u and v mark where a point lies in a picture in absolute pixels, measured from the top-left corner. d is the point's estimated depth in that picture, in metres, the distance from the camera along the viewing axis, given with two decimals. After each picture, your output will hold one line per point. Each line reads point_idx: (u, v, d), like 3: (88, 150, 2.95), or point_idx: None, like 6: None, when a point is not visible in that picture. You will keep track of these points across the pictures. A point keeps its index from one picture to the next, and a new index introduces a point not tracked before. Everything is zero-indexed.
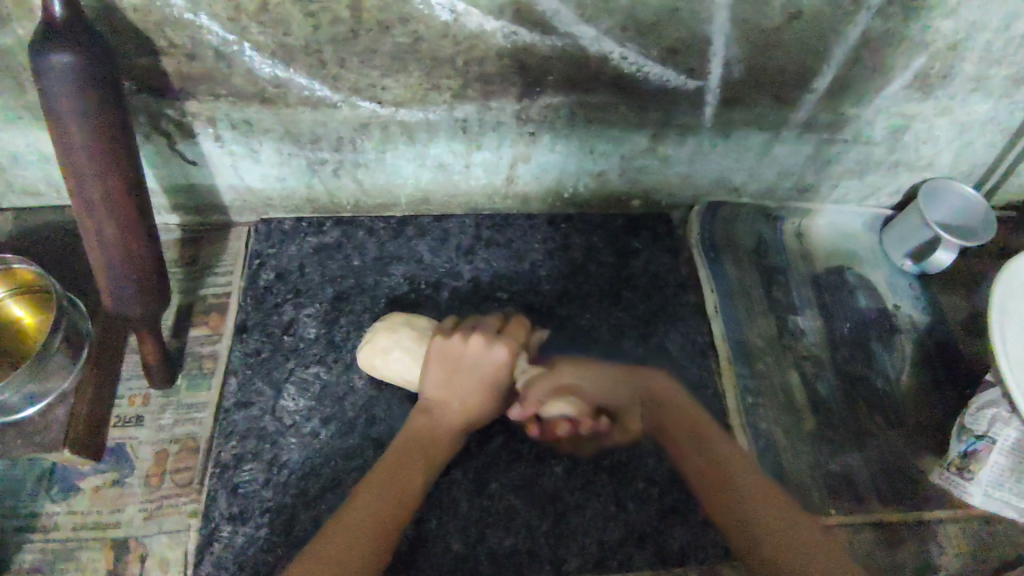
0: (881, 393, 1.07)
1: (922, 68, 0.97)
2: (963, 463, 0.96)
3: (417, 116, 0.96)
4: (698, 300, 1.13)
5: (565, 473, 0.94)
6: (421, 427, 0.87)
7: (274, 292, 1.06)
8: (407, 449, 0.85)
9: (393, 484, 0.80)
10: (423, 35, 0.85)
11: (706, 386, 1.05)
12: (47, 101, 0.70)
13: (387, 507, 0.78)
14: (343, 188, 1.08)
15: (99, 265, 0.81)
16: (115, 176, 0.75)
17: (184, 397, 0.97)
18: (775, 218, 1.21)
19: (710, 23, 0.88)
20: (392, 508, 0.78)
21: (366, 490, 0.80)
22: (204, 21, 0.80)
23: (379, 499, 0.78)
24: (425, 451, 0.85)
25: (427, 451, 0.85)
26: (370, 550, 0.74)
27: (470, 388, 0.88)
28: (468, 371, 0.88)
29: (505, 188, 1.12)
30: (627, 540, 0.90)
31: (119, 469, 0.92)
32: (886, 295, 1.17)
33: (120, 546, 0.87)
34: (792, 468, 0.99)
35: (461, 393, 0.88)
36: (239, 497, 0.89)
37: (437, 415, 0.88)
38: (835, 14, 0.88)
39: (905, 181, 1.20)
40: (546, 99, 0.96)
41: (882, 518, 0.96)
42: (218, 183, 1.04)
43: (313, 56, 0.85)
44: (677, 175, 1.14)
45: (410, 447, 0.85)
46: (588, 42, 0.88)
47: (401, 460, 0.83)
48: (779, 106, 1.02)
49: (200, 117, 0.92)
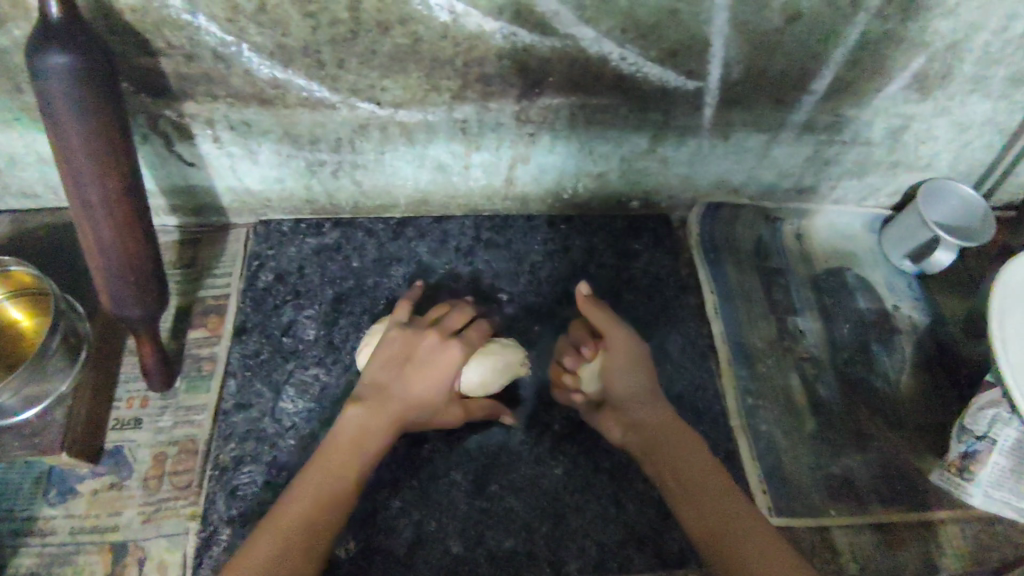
0: (880, 394, 1.07)
1: (921, 68, 0.97)
2: (963, 463, 0.96)
3: (416, 117, 0.96)
4: (698, 301, 1.13)
5: (565, 474, 0.93)
6: (353, 423, 0.82)
7: (273, 294, 1.06)
8: (335, 451, 0.80)
9: (319, 490, 0.76)
10: (421, 36, 0.84)
11: (706, 388, 1.05)
12: (44, 103, 0.69)
13: (312, 516, 0.74)
14: (342, 189, 1.08)
15: (97, 268, 0.80)
16: (112, 177, 0.75)
17: (182, 399, 0.97)
18: (774, 219, 1.21)
19: (710, 24, 0.88)
20: (318, 518, 0.74)
21: (298, 492, 0.76)
22: (202, 22, 0.80)
23: (306, 509, 0.74)
24: (354, 455, 0.80)
25: (360, 448, 0.81)
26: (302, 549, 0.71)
27: (416, 382, 0.85)
28: (417, 366, 0.86)
29: (505, 189, 1.12)
30: (627, 542, 0.89)
31: (118, 472, 0.91)
32: (885, 296, 1.17)
33: (118, 550, 0.86)
34: (792, 470, 0.99)
35: (404, 387, 0.85)
36: (237, 500, 0.89)
37: (376, 407, 0.83)
38: (835, 15, 0.88)
39: (904, 182, 1.20)
40: (546, 100, 0.96)
41: (882, 519, 0.96)
42: (216, 185, 1.04)
43: (312, 57, 0.85)
44: (676, 177, 1.14)
45: (338, 449, 0.80)
46: (587, 42, 0.88)
47: (330, 465, 0.79)
48: (778, 106, 1.02)
49: (199, 118, 0.92)
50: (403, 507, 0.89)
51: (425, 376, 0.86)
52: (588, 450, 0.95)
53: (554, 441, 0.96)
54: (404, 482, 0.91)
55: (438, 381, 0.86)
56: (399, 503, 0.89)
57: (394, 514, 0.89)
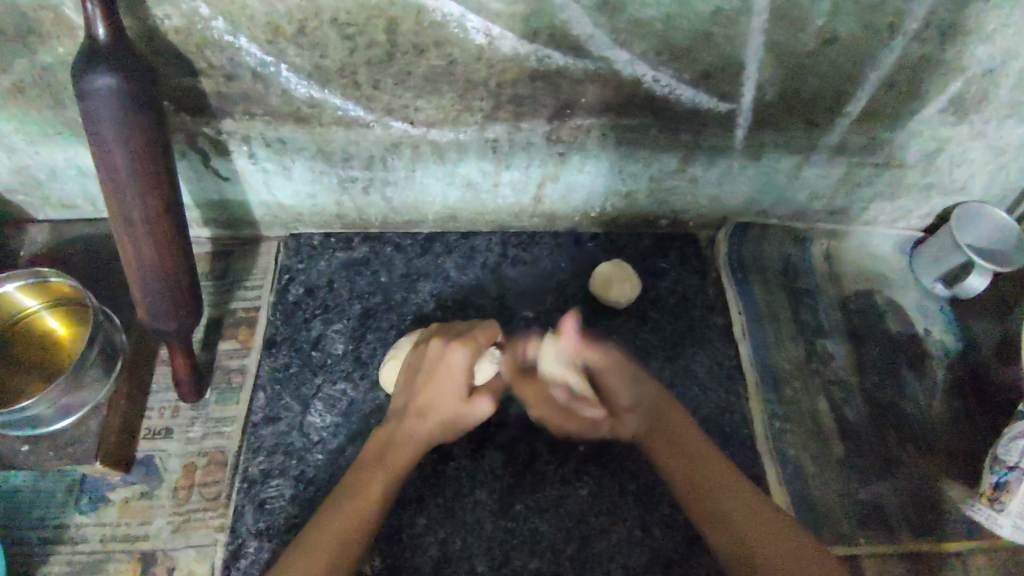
0: (911, 420, 1.05)
1: (958, 92, 0.96)
2: (994, 494, 0.94)
3: (448, 136, 0.97)
4: (726, 322, 1.12)
5: (590, 495, 0.93)
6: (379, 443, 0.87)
7: (303, 307, 1.07)
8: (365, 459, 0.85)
9: (350, 502, 0.80)
10: (456, 58, 0.85)
11: (733, 410, 1.04)
12: (91, 123, 0.71)
13: (349, 517, 0.78)
14: (373, 205, 1.09)
15: (135, 283, 0.82)
16: (153, 195, 0.77)
17: (213, 410, 0.98)
18: (803, 240, 1.20)
19: (744, 47, 0.88)
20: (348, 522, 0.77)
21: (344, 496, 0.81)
22: (243, 43, 0.81)
23: (346, 511, 0.78)
24: (387, 458, 0.85)
25: (386, 458, 0.85)
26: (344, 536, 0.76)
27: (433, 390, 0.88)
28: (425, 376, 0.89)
29: (532, 207, 1.13)
30: (653, 566, 0.89)
31: (148, 482, 0.93)
32: (917, 320, 1.16)
33: (147, 559, 0.87)
34: (820, 495, 0.97)
35: (419, 401, 0.88)
36: (265, 513, 0.90)
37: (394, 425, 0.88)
38: (870, 39, 0.88)
39: (938, 204, 1.19)
40: (577, 120, 0.96)
41: (913, 549, 0.94)
42: (250, 199, 1.06)
43: (348, 78, 0.86)
44: (705, 196, 1.14)
45: (365, 470, 0.84)
46: (620, 65, 0.88)
47: (358, 479, 0.83)
48: (811, 128, 1.01)
49: (235, 135, 0.93)
50: (429, 525, 0.90)
51: (433, 386, 0.88)
52: (614, 471, 0.95)
53: (580, 461, 0.95)
54: (429, 499, 0.91)
55: (453, 384, 0.88)
56: (425, 521, 0.90)
57: (420, 531, 0.89)
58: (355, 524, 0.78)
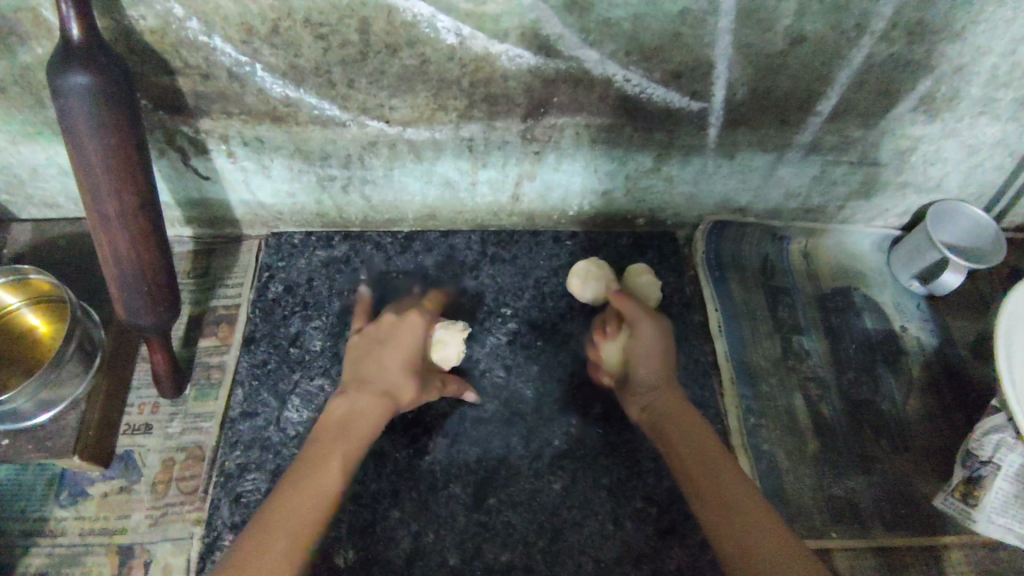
0: (885, 416, 1.06)
1: (928, 90, 0.97)
2: (968, 489, 0.95)
3: (424, 135, 0.98)
4: (702, 320, 1.13)
5: (564, 489, 0.94)
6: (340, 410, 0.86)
7: (282, 304, 1.08)
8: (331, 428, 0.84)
9: (310, 480, 0.77)
10: (429, 57, 0.86)
11: (707, 406, 1.05)
12: (66, 122, 0.72)
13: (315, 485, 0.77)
14: (352, 203, 1.11)
15: (113, 281, 0.83)
16: (129, 194, 0.78)
17: (191, 406, 0.99)
18: (781, 238, 1.22)
19: (713, 46, 0.89)
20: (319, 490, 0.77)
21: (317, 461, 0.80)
22: (218, 43, 0.82)
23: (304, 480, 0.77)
24: (348, 432, 0.83)
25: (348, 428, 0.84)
26: (307, 504, 0.75)
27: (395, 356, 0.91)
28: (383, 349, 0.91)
29: (511, 205, 1.14)
30: (624, 560, 0.89)
31: (127, 476, 0.94)
32: (893, 317, 1.17)
33: (124, 551, 0.88)
34: (794, 491, 0.98)
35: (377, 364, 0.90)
36: (241, 507, 0.91)
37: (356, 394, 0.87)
38: (839, 38, 0.89)
39: (913, 203, 1.20)
40: (551, 119, 0.97)
41: (884, 543, 0.95)
42: (230, 198, 1.07)
43: (323, 77, 0.88)
44: (682, 195, 1.16)
45: (326, 438, 0.83)
46: (591, 64, 0.90)
47: (308, 461, 0.80)
48: (783, 126, 1.02)
49: (214, 134, 0.95)
50: (403, 518, 0.91)
51: (390, 355, 0.90)
52: (588, 466, 0.96)
53: (554, 456, 0.96)
54: (404, 493, 0.92)
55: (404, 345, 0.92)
56: (399, 514, 0.91)
57: (394, 524, 0.90)
58: (318, 496, 0.76)
